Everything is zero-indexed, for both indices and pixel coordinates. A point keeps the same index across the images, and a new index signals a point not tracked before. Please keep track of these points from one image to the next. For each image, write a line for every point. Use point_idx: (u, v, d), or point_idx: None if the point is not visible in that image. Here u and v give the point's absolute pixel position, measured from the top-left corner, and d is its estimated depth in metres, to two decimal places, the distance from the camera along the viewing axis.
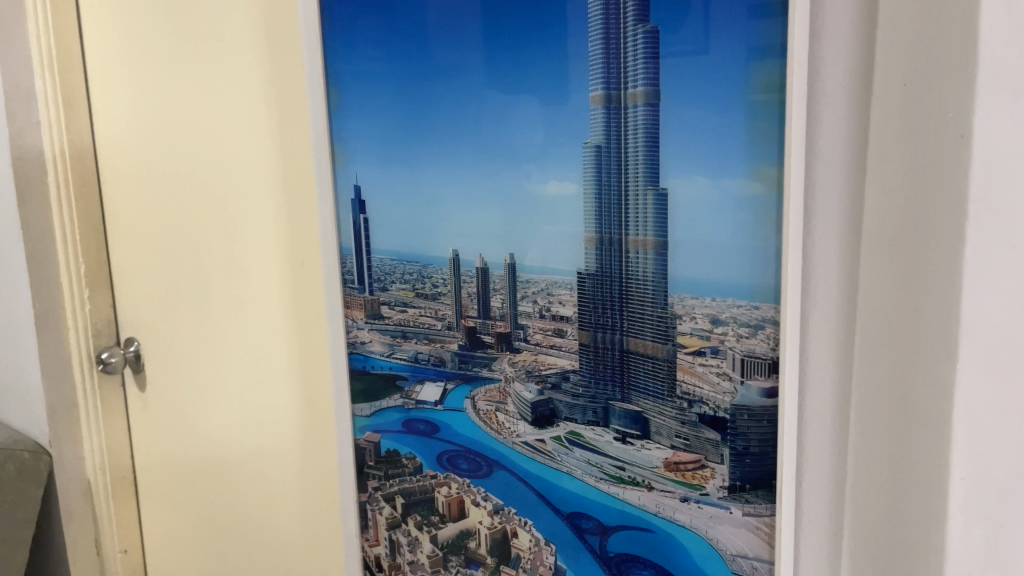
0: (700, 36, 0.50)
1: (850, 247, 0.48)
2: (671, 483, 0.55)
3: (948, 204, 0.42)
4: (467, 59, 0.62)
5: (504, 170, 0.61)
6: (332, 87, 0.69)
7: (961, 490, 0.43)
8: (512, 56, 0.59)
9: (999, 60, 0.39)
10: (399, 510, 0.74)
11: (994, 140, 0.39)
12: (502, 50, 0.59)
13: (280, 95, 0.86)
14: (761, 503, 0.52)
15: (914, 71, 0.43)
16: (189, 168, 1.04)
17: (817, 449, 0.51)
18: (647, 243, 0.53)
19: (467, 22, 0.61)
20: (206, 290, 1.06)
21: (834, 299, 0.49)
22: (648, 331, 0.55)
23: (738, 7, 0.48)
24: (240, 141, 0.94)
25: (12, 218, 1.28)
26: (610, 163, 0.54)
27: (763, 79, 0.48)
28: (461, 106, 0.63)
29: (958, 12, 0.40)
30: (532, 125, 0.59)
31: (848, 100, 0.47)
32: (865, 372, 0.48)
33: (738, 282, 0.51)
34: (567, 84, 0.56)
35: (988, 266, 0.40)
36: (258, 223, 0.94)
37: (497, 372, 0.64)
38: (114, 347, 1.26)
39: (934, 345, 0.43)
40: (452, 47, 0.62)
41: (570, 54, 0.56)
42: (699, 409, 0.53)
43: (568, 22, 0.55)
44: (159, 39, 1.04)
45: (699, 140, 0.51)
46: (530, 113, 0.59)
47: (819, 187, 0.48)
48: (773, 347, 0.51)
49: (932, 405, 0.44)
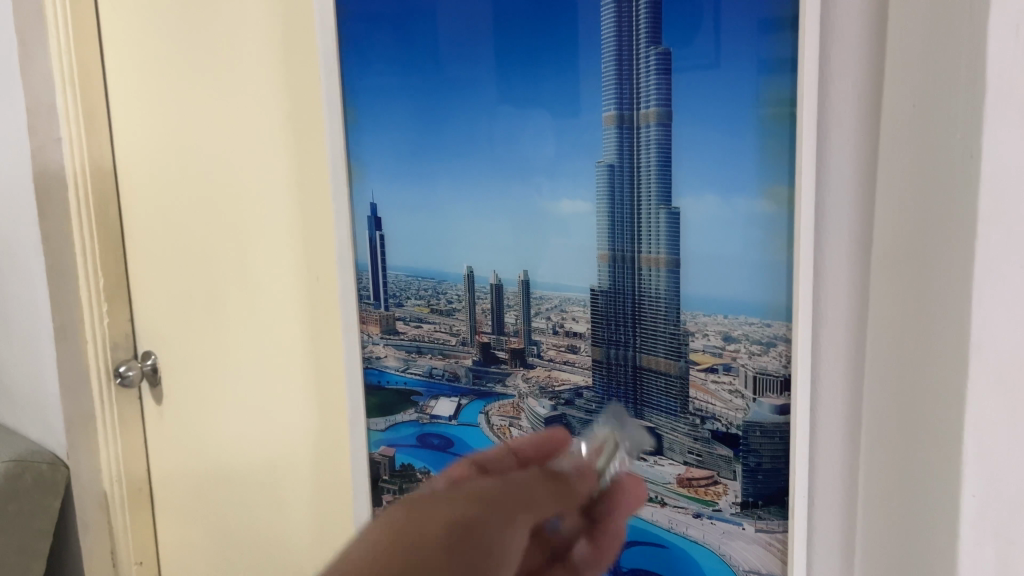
0: (711, 50, 0.50)
1: (861, 264, 0.48)
2: (683, 499, 0.56)
3: (957, 223, 0.42)
4: (480, 78, 0.63)
5: (518, 186, 0.62)
6: (350, 107, 0.71)
7: (972, 506, 0.43)
8: (524, 75, 0.60)
9: (1006, 82, 0.39)
10: None
11: (1002, 159, 0.40)
12: (514, 69, 0.60)
13: (296, 112, 0.87)
14: (774, 520, 0.52)
15: (922, 91, 0.43)
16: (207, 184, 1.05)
17: (829, 465, 0.51)
18: (659, 260, 0.54)
19: (481, 42, 0.62)
20: (223, 305, 1.07)
21: (846, 316, 0.49)
22: (660, 348, 0.55)
23: (748, 23, 0.49)
24: (258, 158, 0.95)
25: (32, 233, 1.31)
26: (622, 180, 0.55)
27: (773, 96, 0.48)
28: (473, 124, 0.64)
29: (966, 34, 0.41)
30: (543, 140, 0.60)
31: (859, 116, 0.47)
32: (875, 391, 0.48)
33: (750, 299, 0.51)
34: (579, 102, 0.57)
35: (997, 284, 0.41)
36: (274, 239, 0.95)
37: (511, 388, 0.65)
38: (133, 360, 1.28)
39: (942, 363, 0.43)
40: (465, 66, 0.63)
41: (581, 73, 0.56)
42: (711, 426, 0.53)
43: (580, 42, 0.56)
44: (178, 57, 1.06)
45: (710, 160, 0.51)
46: (543, 128, 0.59)
47: (829, 205, 0.48)
48: (785, 364, 0.50)
49: (943, 421, 0.44)
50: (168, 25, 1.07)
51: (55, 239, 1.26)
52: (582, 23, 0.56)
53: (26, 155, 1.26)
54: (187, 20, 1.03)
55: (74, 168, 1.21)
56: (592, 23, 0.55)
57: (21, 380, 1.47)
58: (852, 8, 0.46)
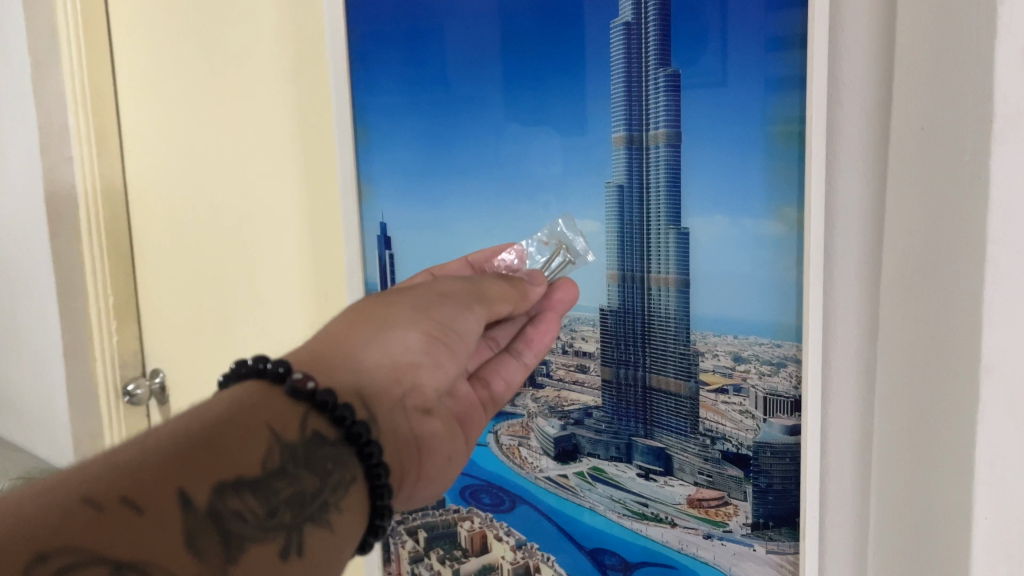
0: (718, 68, 0.51)
1: (872, 285, 0.48)
2: (694, 520, 0.56)
3: (967, 244, 0.42)
4: (488, 97, 0.63)
5: (526, 205, 0.62)
6: (361, 126, 0.72)
7: (985, 528, 0.43)
8: (531, 95, 0.60)
9: (1012, 107, 0.39)
10: (422, 544, 0.74)
11: (1009, 182, 0.40)
12: (522, 88, 0.61)
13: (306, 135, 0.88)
14: (785, 541, 0.52)
15: (930, 112, 0.44)
16: (217, 204, 1.06)
17: (840, 486, 0.51)
18: (669, 280, 0.54)
19: (488, 61, 0.63)
20: (232, 325, 1.07)
21: (856, 337, 0.49)
22: (670, 368, 0.55)
23: (754, 44, 0.49)
24: (268, 178, 0.96)
25: (42, 252, 1.32)
26: (632, 200, 0.56)
27: (782, 119, 0.49)
28: (481, 142, 0.64)
29: (972, 58, 0.41)
30: (550, 156, 0.60)
31: (867, 141, 0.47)
32: (885, 412, 0.48)
33: (760, 320, 0.51)
34: (586, 121, 0.57)
35: (1007, 306, 0.41)
36: (283, 258, 0.96)
37: (520, 407, 0.65)
38: (140, 378, 1.27)
39: (952, 385, 0.43)
40: (473, 85, 0.64)
41: (589, 92, 0.57)
42: (721, 446, 0.53)
43: (588, 61, 0.57)
44: (190, 79, 1.07)
45: (720, 180, 0.51)
46: (550, 147, 0.60)
47: (838, 227, 0.48)
48: (795, 385, 0.50)
49: (954, 442, 0.43)
50: (178, 46, 1.08)
51: (67, 257, 1.27)
52: (591, 44, 0.56)
53: (37, 176, 1.28)
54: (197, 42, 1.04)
55: (86, 187, 1.23)
56: (601, 45, 0.56)
57: (30, 398, 1.48)
58: (858, 31, 0.47)
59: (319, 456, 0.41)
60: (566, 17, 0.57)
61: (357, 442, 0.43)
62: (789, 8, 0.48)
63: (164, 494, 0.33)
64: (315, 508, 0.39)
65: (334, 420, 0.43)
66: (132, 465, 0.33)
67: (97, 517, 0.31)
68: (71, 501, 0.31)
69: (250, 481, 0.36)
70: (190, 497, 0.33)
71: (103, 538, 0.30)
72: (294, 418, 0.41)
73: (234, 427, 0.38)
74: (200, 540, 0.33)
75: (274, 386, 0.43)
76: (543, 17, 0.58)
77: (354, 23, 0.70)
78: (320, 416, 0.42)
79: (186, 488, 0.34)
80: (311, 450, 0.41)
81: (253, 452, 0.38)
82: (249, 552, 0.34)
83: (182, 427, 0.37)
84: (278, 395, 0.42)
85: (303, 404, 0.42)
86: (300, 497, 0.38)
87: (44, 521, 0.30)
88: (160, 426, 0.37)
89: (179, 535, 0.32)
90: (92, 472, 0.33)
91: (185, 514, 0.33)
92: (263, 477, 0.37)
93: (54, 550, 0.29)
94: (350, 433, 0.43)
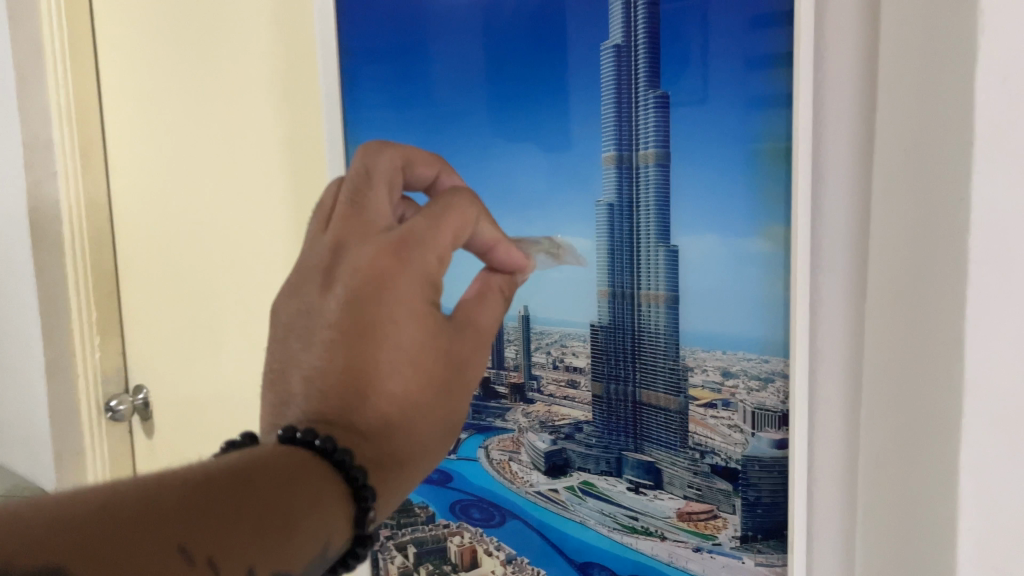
0: (699, 87, 0.52)
1: (856, 302, 0.49)
2: (684, 533, 0.56)
3: (949, 265, 0.43)
4: (472, 113, 0.66)
5: (511, 219, 0.64)
6: (357, 147, 0.74)
7: (970, 540, 0.43)
8: (514, 110, 0.63)
9: (994, 127, 0.40)
10: (411, 559, 0.74)
11: (991, 202, 0.41)
12: (505, 104, 0.63)
13: (295, 155, 0.90)
14: (773, 554, 0.53)
15: (912, 135, 0.44)
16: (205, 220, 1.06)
17: (827, 500, 0.52)
18: (658, 297, 0.56)
19: (472, 78, 0.65)
20: (218, 341, 1.07)
21: (843, 353, 0.50)
22: (660, 383, 0.56)
23: (736, 61, 0.50)
24: (258, 195, 0.96)
25: (25, 267, 1.31)
26: (622, 219, 0.57)
27: (770, 141, 0.49)
28: (469, 158, 0.66)
29: (953, 80, 0.42)
30: (535, 171, 0.62)
31: (853, 163, 0.49)
32: (870, 426, 0.49)
33: (749, 335, 0.52)
34: (567, 137, 0.59)
35: (991, 322, 0.42)
36: (271, 274, 0.96)
37: (511, 422, 0.66)
38: (122, 395, 1.27)
39: (936, 401, 0.44)
40: (458, 102, 0.66)
41: (570, 109, 0.59)
42: (711, 460, 0.54)
43: (568, 79, 0.59)
44: (178, 95, 1.07)
45: (709, 199, 0.52)
46: (534, 161, 0.62)
47: (825, 245, 0.50)
48: (783, 400, 0.51)
49: (939, 454, 0.44)
50: (165, 62, 1.08)
51: (50, 273, 1.27)
52: (581, 64, 0.58)
53: (21, 191, 1.28)
54: (185, 58, 1.05)
55: (70, 203, 1.23)
56: (582, 65, 0.58)
57: (10, 413, 1.47)
58: (843, 55, 0.48)
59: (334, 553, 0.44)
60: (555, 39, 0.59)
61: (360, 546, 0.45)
62: (775, 28, 0.49)
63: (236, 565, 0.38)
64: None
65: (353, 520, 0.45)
66: (221, 525, 0.39)
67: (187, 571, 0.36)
68: (172, 543, 0.36)
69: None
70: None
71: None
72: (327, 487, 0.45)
73: (297, 511, 0.42)
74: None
75: (324, 468, 0.45)
76: (533, 40, 0.60)
77: (343, 41, 0.72)
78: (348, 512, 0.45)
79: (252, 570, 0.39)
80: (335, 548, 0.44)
81: (299, 546, 0.41)
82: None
83: (264, 489, 0.42)
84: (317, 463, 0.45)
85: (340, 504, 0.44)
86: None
87: (148, 559, 0.35)
88: (248, 478, 0.42)
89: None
90: (193, 514, 0.38)
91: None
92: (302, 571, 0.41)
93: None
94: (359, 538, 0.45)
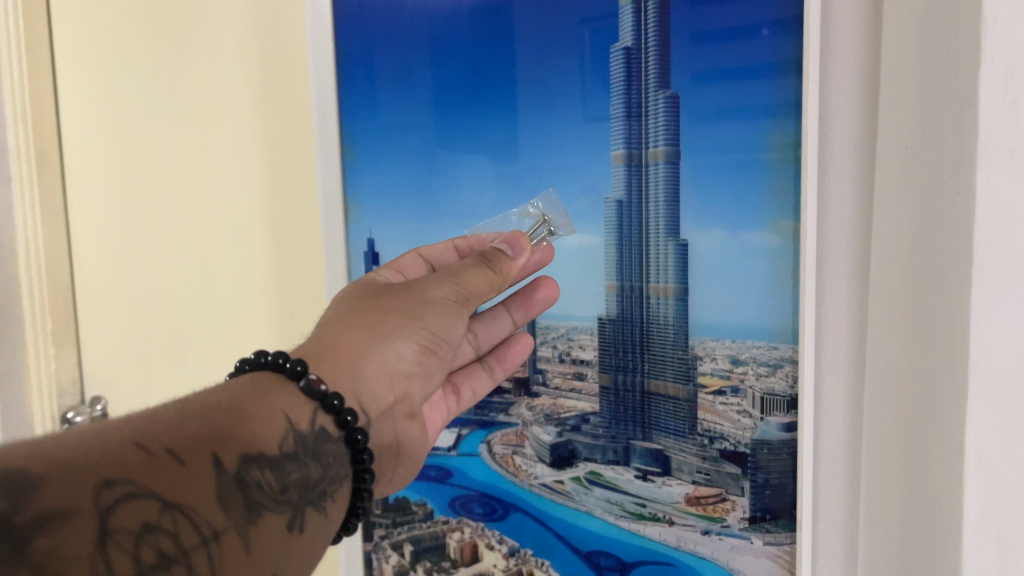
0: (681, 83, 0.57)
1: (859, 292, 0.53)
2: (692, 517, 0.60)
3: (954, 254, 0.46)
4: (417, 118, 0.70)
5: (456, 222, 0.70)
6: (347, 146, 0.73)
7: (975, 507, 0.46)
8: (462, 118, 0.68)
9: (996, 124, 0.43)
10: (408, 558, 0.74)
11: (991, 194, 0.44)
12: (450, 111, 0.68)
13: (274, 156, 0.82)
14: (782, 532, 0.57)
15: (914, 136, 0.48)
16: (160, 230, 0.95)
17: (832, 479, 0.55)
18: (668, 289, 0.58)
19: (416, 87, 0.70)
20: (179, 356, 0.98)
21: (845, 340, 0.54)
22: (669, 372, 0.59)
23: (681, 76, 0.57)
24: (213, 203, 0.88)
25: None
26: (631, 215, 0.59)
27: (778, 138, 0.54)
28: (413, 160, 0.70)
29: (956, 82, 0.45)
30: (485, 183, 0.67)
31: (855, 160, 0.52)
32: (873, 410, 0.52)
33: (757, 324, 0.56)
34: (514, 148, 0.65)
35: (993, 305, 0.44)
36: (227, 275, 0.89)
37: (515, 416, 0.68)
38: (80, 406, 1.11)
39: (942, 380, 0.47)
40: (402, 107, 0.70)
41: (517, 119, 0.64)
42: (719, 445, 0.58)
43: (516, 85, 0.64)
44: (101, 88, 0.98)
45: (719, 198, 0.56)
46: (484, 171, 0.67)
47: (829, 236, 0.53)
48: (791, 384, 0.55)
49: (943, 431, 0.47)
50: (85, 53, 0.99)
51: None
52: (584, 70, 0.61)
53: None
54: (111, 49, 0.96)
55: None
56: (533, 80, 0.63)
57: None
58: (846, 60, 0.51)
59: (323, 448, 0.44)
60: (549, 46, 0.62)
61: (353, 447, 0.46)
62: (784, 36, 0.53)
63: (202, 451, 0.36)
64: (316, 495, 0.41)
65: (335, 418, 0.46)
66: (176, 424, 0.37)
67: (149, 460, 0.34)
68: (126, 443, 0.34)
69: (269, 458, 0.39)
70: (223, 462, 0.36)
71: (159, 480, 0.33)
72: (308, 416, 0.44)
73: (253, 408, 0.41)
74: (227, 497, 0.35)
75: (288, 382, 0.45)
76: (521, 45, 0.64)
77: (339, 43, 0.72)
78: (327, 413, 0.46)
79: (219, 452, 0.36)
80: (319, 442, 0.44)
81: (266, 431, 0.41)
82: (264, 521, 0.37)
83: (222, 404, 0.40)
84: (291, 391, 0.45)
85: (311, 401, 0.45)
86: (307, 482, 0.41)
87: (106, 456, 0.33)
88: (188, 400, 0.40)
89: (211, 489, 0.35)
90: (145, 426, 0.36)
91: (218, 470, 0.36)
92: (280, 456, 0.40)
93: (114, 478, 0.32)
94: (350, 435, 0.46)
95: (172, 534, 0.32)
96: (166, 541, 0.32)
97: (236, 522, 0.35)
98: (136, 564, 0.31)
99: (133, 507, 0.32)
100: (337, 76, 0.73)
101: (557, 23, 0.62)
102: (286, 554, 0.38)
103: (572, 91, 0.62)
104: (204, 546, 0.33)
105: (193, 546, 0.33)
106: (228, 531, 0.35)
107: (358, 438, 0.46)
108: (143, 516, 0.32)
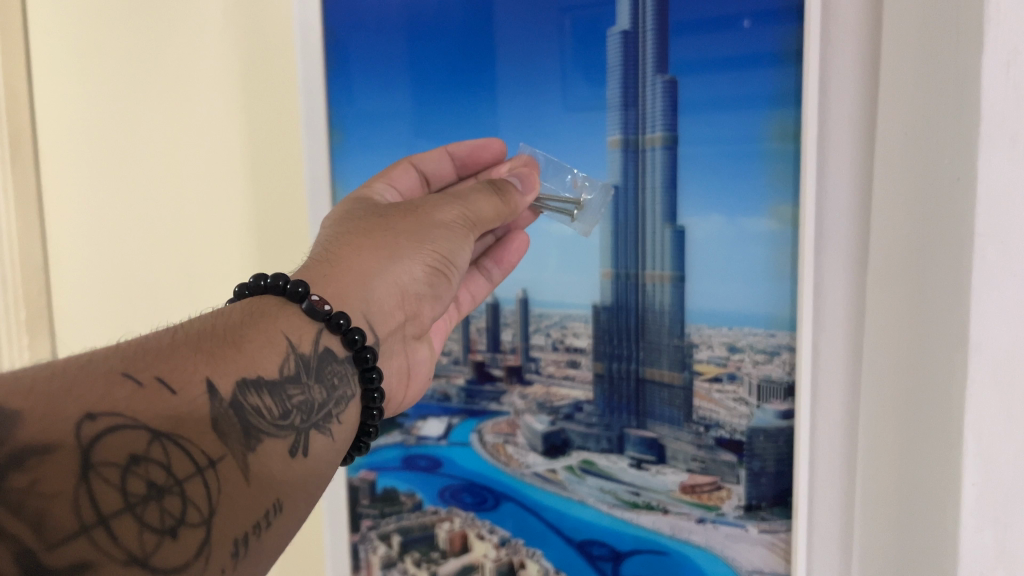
0: (681, 67, 0.56)
1: (858, 280, 0.53)
2: (686, 505, 0.60)
3: (955, 234, 0.45)
4: (398, 105, 0.68)
5: None
6: (333, 130, 0.71)
7: (973, 493, 0.45)
8: (443, 105, 0.67)
9: (998, 109, 0.43)
10: (396, 548, 0.73)
11: (993, 179, 0.43)
12: (430, 95, 0.67)
13: (258, 143, 0.80)
14: (777, 520, 0.57)
15: (914, 122, 0.48)
16: (144, 221, 0.92)
17: (828, 471, 0.55)
18: (664, 276, 0.59)
19: (394, 72, 0.68)
20: None
21: (843, 328, 0.54)
22: (664, 360, 0.60)
23: (670, 64, 0.57)
24: (192, 191, 0.87)
25: None
26: (628, 201, 0.59)
27: (778, 126, 0.54)
28: (394, 147, 0.69)
29: (959, 69, 0.45)
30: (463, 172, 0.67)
31: (855, 146, 0.52)
32: (872, 393, 0.52)
33: (756, 313, 0.56)
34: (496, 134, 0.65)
35: (995, 290, 0.44)
36: (207, 263, 0.88)
37: (506, 405, 0.67)
38: None
39: (939, 363, 0.47)
40: (383, 93, 0.69)
41: (500, 104, 0.64)
42: (715, 433, 0.58)
43: (499, 70, 0.64)
44: (72, 72, 0.95)
45: (715, 184, 0.56)
46: None
47: (827, 224, 0.53)
48: (788, 370, 0.56)
49: (942, 416, 0.47)
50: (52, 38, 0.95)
51: None
52: (565, 55, 0.61)
53: None
54: (82, 37, 0.93)
55: None
56: (517, 69, 0.63)
57: None
58: (846, 47, 0.51)
59: (325, 369, 0.44)
60: (531, 32, 0.62)
61: (361, 365, 0.46)
62: (783, 25, 0.53)
63: (193, 380, 0.36)
64: (321, 417, 0.42)
65: (343, 338, 0.46)
66: (169, 353, 0.37)
67: (138, 391, 0.34)
68: (113, 372, 0.34)
69: (268, 382, 0.39)
70: (216, 389, 0.36)
71: (149, 415, 0.33)
72: (310, 335, 0.44)
73: (252, 333, 0.41)
74: (221, 425, 0.36)
75: (289, 306, 0.45)
76: (503, 30, 0.63)
77: (326, 23, 0.69)
78: (334, 333, 0.45)
79: (214, 381, 0.37)
80: (321, 360, 0.44)
81: (266, 353, 0.41)
82: (262, 447, 0.37)
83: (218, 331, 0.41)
84: (296, 313, 0.45)
85: (315, 322, 0.45)
86: (309, 405, 0.41)
87: (94, 388, 0.33)
88: (182, 325, 0.41)
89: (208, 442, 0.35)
90: (135, 355, 0.36)
91: (210, 401, 0.36)
92: (278, 379, 0.40)
93: (98, 412, 0.32)
94: (358, 354, 0.46)
95: (162, 464, 0.32)
96: (156, 471, 0.32)
97: (232, 450, 0.35)
98: (124, 496, 0.31)
99: (118, 440, 0.32)
100: (325, 56, 0.70)
101: (539, 12, 0.62)
102: (287, 479, 0.38)
103: (553, 82, 0.62)
104: (198, 474, 0.33)
105: (186, 476, 0.33)
106: (224, 457, 0.35)
107: (366, 356, 0.46)
108: (129, 449, 0.32)
